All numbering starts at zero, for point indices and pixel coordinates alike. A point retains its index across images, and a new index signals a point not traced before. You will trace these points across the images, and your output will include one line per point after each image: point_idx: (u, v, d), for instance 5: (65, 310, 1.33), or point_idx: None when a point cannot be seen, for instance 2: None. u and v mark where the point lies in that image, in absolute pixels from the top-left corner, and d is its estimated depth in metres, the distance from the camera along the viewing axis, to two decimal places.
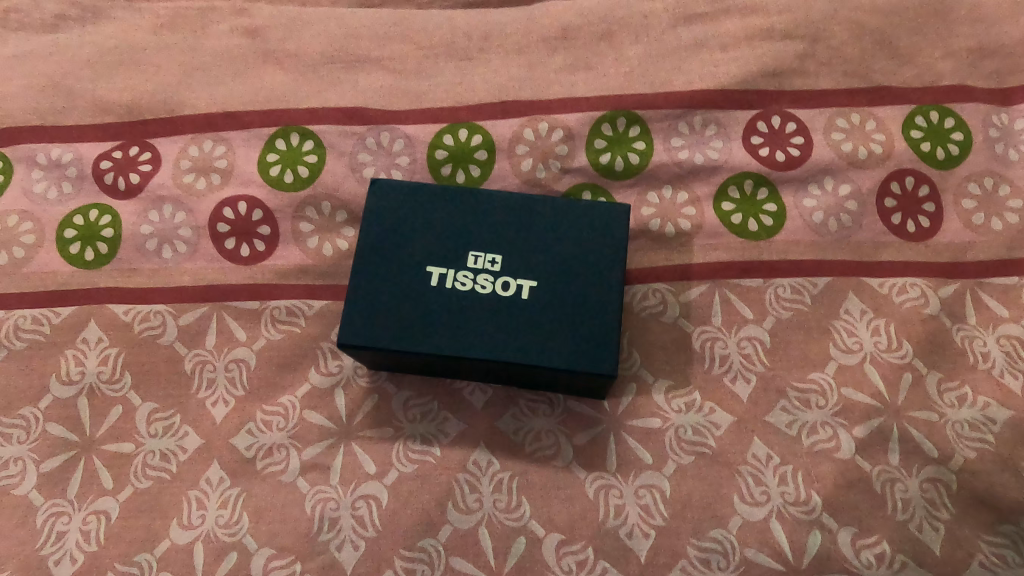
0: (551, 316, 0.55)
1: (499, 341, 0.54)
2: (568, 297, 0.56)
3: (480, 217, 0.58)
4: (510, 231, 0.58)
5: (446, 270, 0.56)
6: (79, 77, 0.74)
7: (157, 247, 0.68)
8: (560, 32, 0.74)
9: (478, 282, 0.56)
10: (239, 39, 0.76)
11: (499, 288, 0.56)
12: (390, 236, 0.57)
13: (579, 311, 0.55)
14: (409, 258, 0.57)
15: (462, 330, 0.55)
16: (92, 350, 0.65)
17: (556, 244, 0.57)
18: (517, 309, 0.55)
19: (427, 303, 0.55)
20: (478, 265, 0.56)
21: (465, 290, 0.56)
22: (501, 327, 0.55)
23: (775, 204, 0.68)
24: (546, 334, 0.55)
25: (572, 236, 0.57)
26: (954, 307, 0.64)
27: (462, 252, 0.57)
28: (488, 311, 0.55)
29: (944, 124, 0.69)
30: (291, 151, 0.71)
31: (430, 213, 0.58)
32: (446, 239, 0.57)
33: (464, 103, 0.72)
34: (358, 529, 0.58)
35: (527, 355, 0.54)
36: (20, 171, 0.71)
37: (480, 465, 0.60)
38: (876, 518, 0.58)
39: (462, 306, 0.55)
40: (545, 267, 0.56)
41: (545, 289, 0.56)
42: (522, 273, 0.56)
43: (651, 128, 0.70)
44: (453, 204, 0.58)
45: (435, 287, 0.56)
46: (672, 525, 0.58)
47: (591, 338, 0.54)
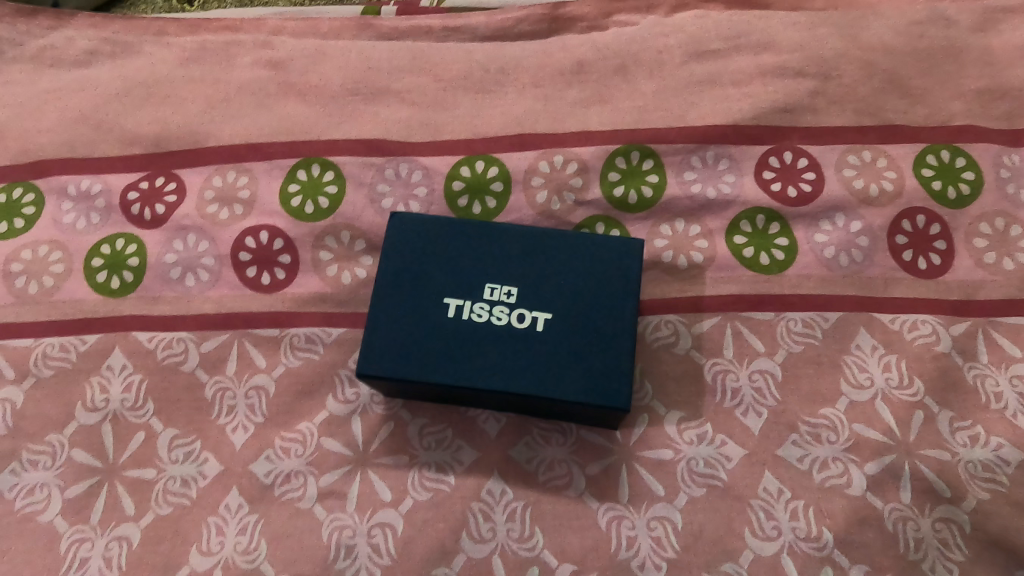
0: (565, 348, 0.56)
1: (514, 373, 0.55)
2: (582, 330, 0.57)
3: (496, 250, 0.60)
4: (526, 264, 0.59)
5: (463, 302, 0.58)
6: (109, 110, 0.77)
7: (181, 276, 0.70)
8: (576, 67, 0.76)
9: (494, 314, 0.57)
10: (262, 71, 0.78)
11: (514, 320, 0.57)
12: (409, 267, 0.59)
13: (593, 344, 0.56)
14: (427, 289, 0.58)
15: (477, 361, 0.56)
16: (116, 377, 0.66)
17: (571, 277, 0.58)
18: (531, 342, 0.56)
19: (444, 334, 0.57)
20: (494, 297, 0.58)
21: (481, 321, 0.57)
22: (517, 359, 0.56)
23: (786, 238, 0.69)
24: (560, 367, 0.56)
25: (586, 269, 0.59)
26: (966, 346, 0.64)
27: (478, 284, 0.58)
28: (504, 343, 0.56)
29: (955, 163, 0.70)
30: (312, 182, 0.73)
31: (448, 246, 0.60)
32: (462, 272, 0.59)
33: (481, 137, 0.74)
34: (373, 557, 0.59)
35: (542, 387, 0.55)
36: (51, 203, 0.74)
37: (494, 494, 0.61)
38: (887, 555, 0.58)
39: (478, 338, 0.56)
40: (560, 299, 0.58)
41: (560, 322, 0.57)
42: (537, 305, 0.57)
43: (664, 162, 0.72)
44: (470, 237, 0.60)
45: (452, 319, 0.57)
46: (684, 558, 0.59)
47: (604, 371, 0.55)
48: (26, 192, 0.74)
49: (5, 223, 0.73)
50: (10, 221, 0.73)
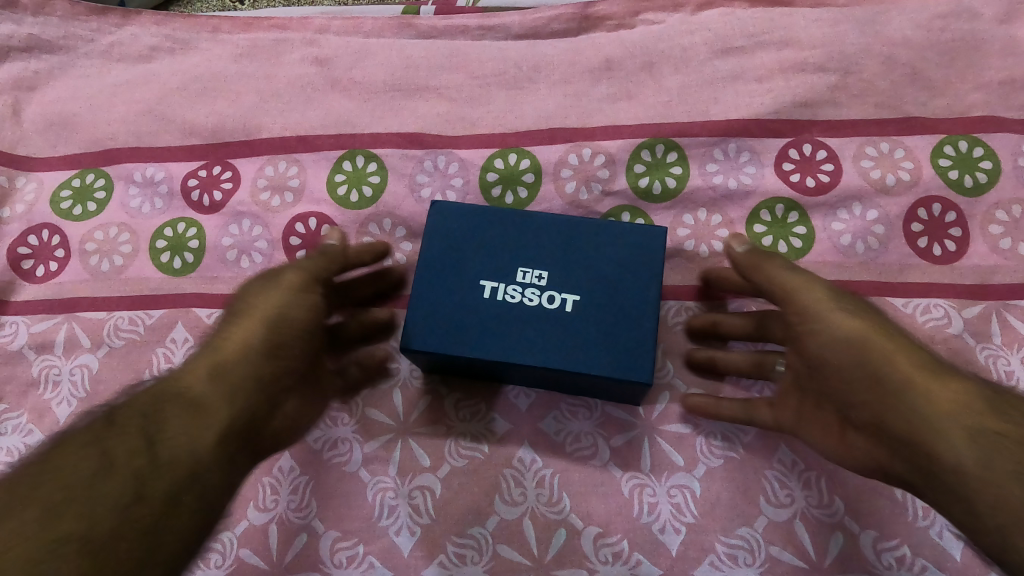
0: (594, 327, 0.61)
1: (546, 350, 0.60)
2: (610, 310, 0.61)
3: (528, 237, 0.64)
4: (556, 249, 0.63)
5: (498, 284, 0.62)
6: (170, 104, 0.83)
7: (237, 258, 0.76)
8: (605, 63, 0.80)
9: (527, 295, 0.62)
10: (309, 68, 0.84)
11: (545, 301, 0.61)
12: (447, 252, 0.64)
13: (621, 323, 0.61)
14: (464, 273, 0.63)
15: (511, 339, 0.61)
16: (179, 349, 0.73)
17: (598, 261, 0.63)
18: (562, 321, 0.61)
19: (481, 314, 0.61)
20: (527, 280, 0.62)
21: (515, 302, 0.61)
22: (548, 337, 0.60)
23: (804, 226, 0.72)
24: (589, 344, 0.60)
25: (613, 253, 0.63)
26: (979, 327, 0.67)
27: (511, 268, 0.63)
28: (536, 322, 0.61)
29: (973, 153, 0.73)
30: (357, 172, 0.78)
31: (483, 232, 0.64)
32: (497, 256, 0.63)
33: (515, 130, 0.78)
34: (414, 516, 0.65)
35: (572, 363, 0.60)
36: (119, 188, 0.81)
37: (524, 461, 0.66)
38: (897, 523, 0.61)
39: (512, 317, 0.61)
40: (588, 282, 0.62)
41: (589, 302, 0.61)
42: (567, 287, 0.62)
43: (687, 154, 0.75)
44: (504, 224, 0.64)
45: (488, 299, 0.62)
46: (703, 523, 0.63)
47: (632, 348, 0.60)
48: (97, 178, 0.81)
49: (79, 207, 0.80)
50: (84, 205, 0.80)
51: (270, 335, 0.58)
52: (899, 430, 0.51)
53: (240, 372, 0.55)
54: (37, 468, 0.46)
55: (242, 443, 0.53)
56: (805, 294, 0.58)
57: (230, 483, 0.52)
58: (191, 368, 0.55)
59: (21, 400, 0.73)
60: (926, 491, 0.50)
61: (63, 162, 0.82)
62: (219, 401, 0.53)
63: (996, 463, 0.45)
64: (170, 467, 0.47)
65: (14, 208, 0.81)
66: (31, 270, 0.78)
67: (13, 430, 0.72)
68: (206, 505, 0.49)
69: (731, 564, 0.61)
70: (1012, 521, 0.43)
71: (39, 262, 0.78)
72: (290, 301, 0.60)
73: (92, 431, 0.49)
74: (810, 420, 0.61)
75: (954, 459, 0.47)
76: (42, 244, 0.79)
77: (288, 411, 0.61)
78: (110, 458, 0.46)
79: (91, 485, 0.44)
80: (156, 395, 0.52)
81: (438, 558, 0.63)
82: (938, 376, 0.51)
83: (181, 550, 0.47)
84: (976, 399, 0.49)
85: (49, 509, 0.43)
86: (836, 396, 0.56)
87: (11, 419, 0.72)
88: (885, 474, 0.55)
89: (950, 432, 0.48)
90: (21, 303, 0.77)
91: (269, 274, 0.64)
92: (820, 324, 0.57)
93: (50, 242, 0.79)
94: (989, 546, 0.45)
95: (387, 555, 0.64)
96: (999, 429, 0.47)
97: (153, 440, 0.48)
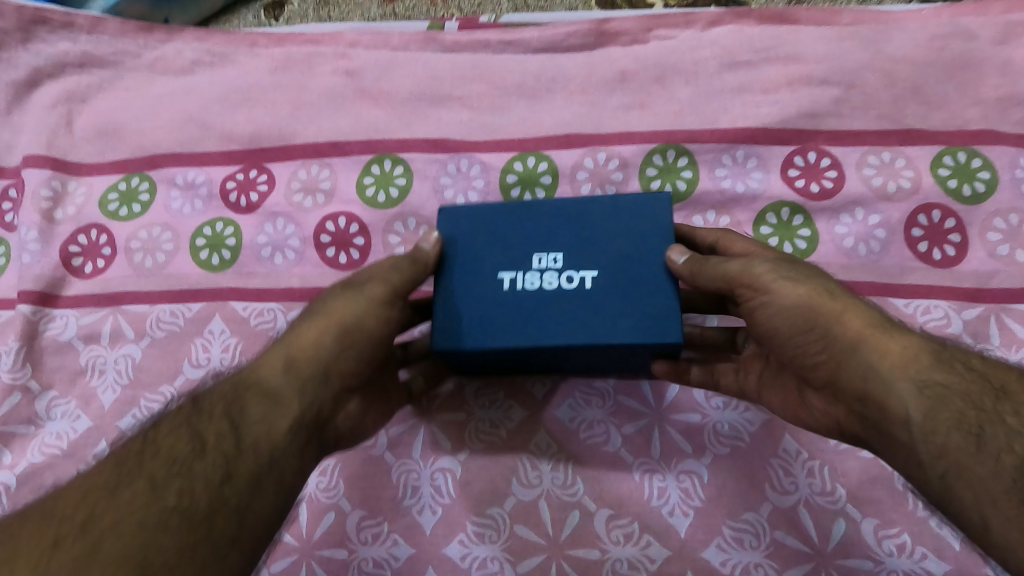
0: (615, 298, 0.63)
1: (575, 327, 0.62)
2: (629, 279, 0.63)
3: (539, 222, 0.66)
4: (571, 233, 0.66)
5: (516, 273, 0.65)
6: (211, 112, 0.88)
7: (271, 255, 0.81)
8: (619, 75, 0.84)
9: (546, 280, 0.64)
10: (340, 79, 0.89)
11: (565, 282, 0.63)
12: (462, 253, 0.66)
13: (643, 291, 0.62)
14: (481, 267, 0.65)
15: (536, 325, 0.62)
16: (216, 340, 0.78)
17: (610, 237, 0.65)
18: (582, 298, 0.63)
19: (505, 304, 0.64)
20: (544, 266, 0.65)
21: (535, 288, 0.64)
22: (575, 316, 0.62)
23: (809, 229, 0.76)
24: (616, 317, 0.62)
25: (623, 227, 0.65)
26: (978, 328, 0.70)
27: (527, 257, 0.65)
28: (559, 303, 0.63)
29: (972, 164, 0.76)
30: (384, 175, 0.83)
31: (496, 227, 0.67)
32: (511, 246, 0.66)
33: (534, 136, 0.83)
34: (436, 497, 0.69)
35: (604, 336, 0.61)
36: (162, 191, 0.86)
37: (540, 447, 0.69)
38: (897, 511, 0.64)
39: (534, 303, 0.63)
40: (603, 259, 0.64)
41: (607, 276, 0.63)
42: (583, 266, 0.64)
43: (697, 160, 0.79)
44: (514, 217, 0.67)
45: (509, 289, 0.64)
46: (710, 507, 0.66)
47: (657, 314, 0.61)
48: (142, 182, 0.87)
49: (125, 208, 0.86)
50: (130, 207, 0.86)
51: (336, 339, 0.62)
52: (855, 388, 0.57)
53: (307, 371, 0.60)
54: (143, 445, 0.53)
55: (311, 434, 0.59)
56: (755, 269, 0.61)
57: (302, 471, 0.58)
58: (267, 360, 0.61)
59: (69, 387, 0.78)
60: (879, 445, 0.57)
61: (111, 167, 0.88)
62: (292, 395, 0.59)
63: (940, 414, 0.52)
64: (252, 453, 0.54)
65: (66, 210, 0.86)
66: (80, 267, 0.83)
67: (62, 415, 0.77)
68: (284, 488, 0.55)
69: (737, 547, 0.64)
70: (953, 466, 0.51)
71: (87, 259, 0.84)
72: (361, 309, 0.63)
73: (184, 415, 0.56)
74: (771, 386, 0.66)
75: (905, 413, 0.53)
76: (90, 243, 0.84)
77: (352, 411, 0.66)
78: (201, 442, 0.53)
79: (188, 466, 0.52)
80: (239, 385, 0.58)
81: (458, 536, 0.67)
82: (889, 333, 0.56)
83: (266, 527, 0.53)
84: (924, 354, 0.55)
85: (154, 484, 0.50)
86: (794, 362, 0.62)
87: (60, 405, 0.77)
88: (839, 428, 0.61)
89: (901, 388, 0.54)
90: (71, 297, 0.82)
91: (350, 280, 0.67)
92: (772, 296, 0.60)
93: (98, 241, 0.84)
94: (931, 491, 0.53)
95: (410, 533, 0.67)
96: (943, 382, 0.53)
97: (237, 427, 0.55)
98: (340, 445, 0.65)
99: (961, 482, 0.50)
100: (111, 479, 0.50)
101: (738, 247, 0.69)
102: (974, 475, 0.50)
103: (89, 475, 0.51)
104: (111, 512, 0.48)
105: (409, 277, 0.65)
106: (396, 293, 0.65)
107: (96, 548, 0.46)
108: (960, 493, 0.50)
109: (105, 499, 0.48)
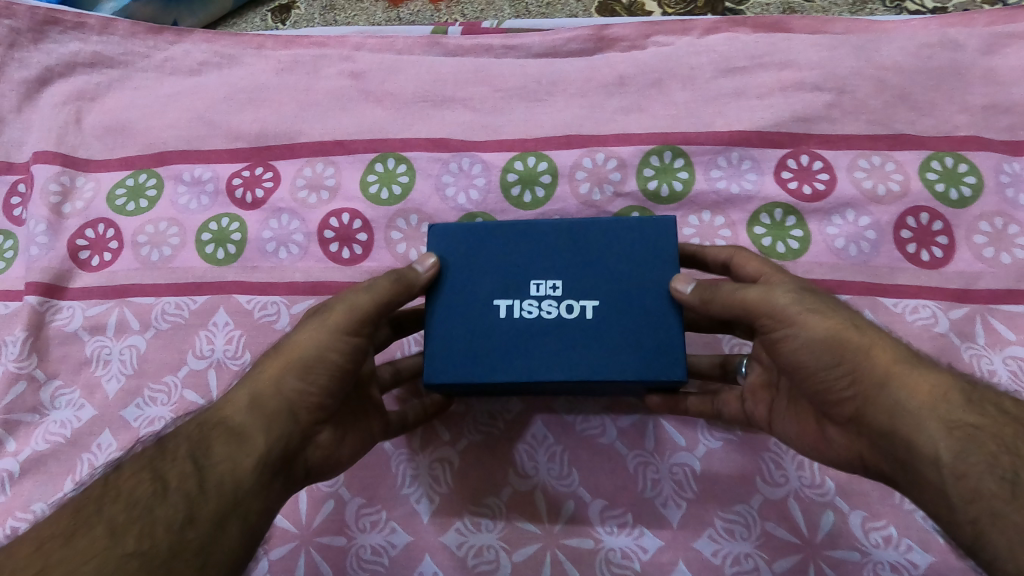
0: (615, 331, 0.63)
1: (573, 360, 0.62)
2: (628, 310, 0.63)
3: (537, 246, 0.65)
4: (570, 258, 0.65)
5: (513, 301, 0.64)
6: (218, 111, 0.90)
7: (275, 249, 0.83)
8: (617, 80, 0.86)
9: (544, 308, 0.64)
10: (345, 81, 0.90)
11: (563, 311, 0.63)
12: (462, 278, 0.65)
13: (643, 324, 0.63)
14: (478, 293, 0.65)
15: (536, 358, 0.63)
16: (220, 331, 0.80)
17: (610, 265, 0.64)
18: (582, 329, 0.63)
19: (502, 335, 0.63)
20: (541, 292, 0.64)
21: (533, 317, 0.64)
22: (574, 348, 0.63)
23: (801, 230, 0.78)
24: (616, 350, 0.62)
25: (622, 253, 0.65)
26: (964, 328, 0.72)
27: (524, 283, 0.64)
28: (558, 333, 0.63)
29: (958, 168, 0.78)
30: (387, 173, 0.85)
31: (494, 251, 0.66)
32: (508, 273, 0.65)
33: (533, 137, 0.85)
34: (434, 486, 0.70)
35: (602, 370, 0.62)
36: (169, 187, 0.88)
37: (537, 437, 0.71)
38: (884, 504, 0.66)
39: (533, 332, 0.63)
40: (602, 287, 0.64)
41: (606, 306, 0.63)
42: (582, 294, 0.64)
43: (693, 161, 0.81)
44: (509, 239, 0.66)
45: (506, 318, 0.64)
46: (702, 499, 0.68)
47: (656, 349, 0.62)
48: (149, 178, 0.88)
49: (132, 203, 0.87)
50: (137, 202, 0.87)
51: (303, 371, 0.61)
52: (881, 425, 0.55)
53: (274, 406, 0.60)
54: (104, 489, 0.53)
55: (280, 471, 0.58)
56: (776, 300, 0.59)
57: (271, 508, 0.57)
58: (233, 397, 0.61)
59: (74, 376, 0.79)
60: (904, 484, 0.55)
61: (119, 163, 0.89)
62: (258, 432, 0.58)
63: (972, 457, 0.50)
64: (215, 491, 0.54)
65: (74, 204, 0.88)
66: (87, 260, 0.85)
67: (66, 404, 0.78)
68: (250, 527, 0.55)
69: (728, 537, 0.66)
70: (988, 512, 0.49)
71: (94, 252, 0.85)
72: (328, 339, 0.62)
73: (148, 457, 0.56)
74: (785, 415, 0.64)
75: (936, 453, 0.52)
76: (98, 236, 0.86)
77: (325, 442, 0.64)
78: (163, 484, 0.53)
79: (148, 510, 0.52)
80: (202, 425, 0.58)
81: (455, 525, 0.68)
82: (917, 369, 0.55)
83: (231, 569, 0.53)
84: (954, 393, 0.53)
85: (112, 529, 0.50)
86: (816, 396, 0.60)
87: (65, 394, 0.78)
88: (862, 464, 0.59)
89: (930, 427, 0.52)
90: (77, 289, 0.83)
91: (321, 308, 0.66)
92: (796, 329, 0.58)
93: (105, 235, 0.86)
94: (963, 537, 0.51)
95: (408, 521, 0.69)
96: (975, 423, 0.52)
97: (200, 467, 0.55)
98: (312, 480, 0.64)
99: (997, 530, 0.49)
100: (68, 526, 0.50)
101: (751, 267, 0.68)
102: (1011, 522, 0.48)
103: (47, 523, 0.51)
104: (64, 560, 0.48)
105: (382, 298, 0.63)
106: (366, 317, 0.63)
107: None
108: (993, 540, 0.49)
109: (59, 548, 0.49)
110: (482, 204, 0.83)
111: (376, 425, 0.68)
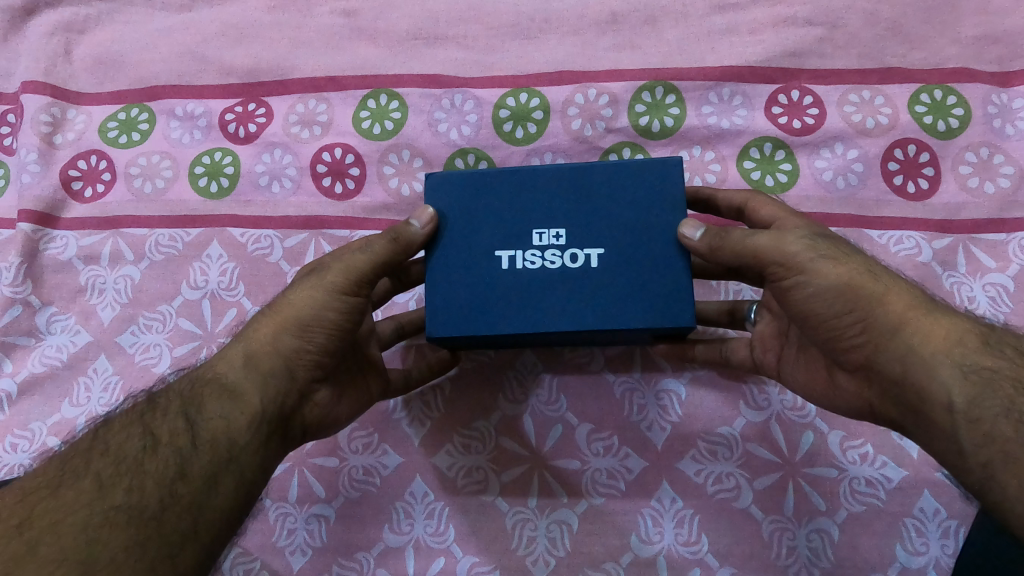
0: (620, 281, 0.61)
1: (579, 310, 0.61)
2: (634, 261, 0.62)
3: (539, 193, 0.63)
4: (575, 205, 0.63)
5: (516, 252, 0.62)
6: (208, 46, 0.89)
7: (268, 183, 0.84)
8: (610, 16, 0.85)
9: (547, 258, 0.62)
10: (337, 19, 0.89)
11: (568, 260, 0.62)
12: (462, 228, 0.63)
13: (647, 275, 0.61)
14: (478, 243, 0.63)
15: (540, 310, 0.61)
16: (214, 263, 0.81)
17: (616, 211, 0.62)
18: (586, 278, 0.61)
19: (506, 286, 0.62)
20: (545, 242, 0.62)
21: (536, 268, 0.62)
22: (579, 298, 0.61)
23: (790, 164, 0.78)
24: (623, 301, 0.61)
25: (630, 201, 0.62)
26: (946, 257, 0.74)
27: (526, 232, 0.63)
28: (562, 283, 0.62)
29: (947, 101, 0.78)
30: (380, 108, 0.85)
31: (495, 199, 0.63)
32: (509, 222, 0.63)
33: (526, 72, 0.85)
34: (425, 410, 0.72)
35: (608, 322, 0.61)
36: (161, 121, 0.88)
37: (526, 364, 0.72)
38: (862, 424, 0.68)
39: (537, 283, 0.62)
40: (608, 236, 0.62)
41: (612, 255, 0.62)
42: (587, 242, 0.62)
43: (685, 97, 0.81)
44: (510, 187, 0.63)
45: (508, 269, 0.62)
46: (686, 422, 0.70)
47: (659, 301, 0.61)
48: (141, 112, 0.88)
49: (124, 136, 0.87)
50: (129, 135, 0.87)
51: (299, 330, 0.61)
52: (892, 372, 0.55)
53: (269, 366, 0.60)
54: (92, 442, 0.54)
55: (275, 430, 0.59)
56: (789, 246, 0.57)
57: (266, 466, 0.58)
58: (227, 354, 0.61)
59: (70, 304, 0.81)
60: (914, 430, 0.55)
61: (110, 97, 0.89)
62: (252, 391, 0.59)
63: (987, 401, 0.50)
64: (207, 448, 0.55)
65: (65, 136, 0.88)
66: (80, 192, 0.85)
67: (62, 330, 0.80)
68: (244, 483, 0.56)
69: (711, 458, 0.68)
70: (999, 455, 0.49)
71: (87, 184, 0.85)
72: (324, 299, 0.61)
73: (139, 413, 0.57)
74: (792, 364, 0.65)
75: (949, 400, 0.51)
76: (90, 168, 0.86)
77: (322, 402, 0.64)
78: (153, 439, 0.55)
79: (138, 464, 0.53)
80: (194, 382, 0.59)
81: (445, 447, 0.71)
82: (933, 315, 0.54)
83: (224, 524, 0.54)
84: (970, 337, 0.53)
85: (100, 483, 0.51)
86: (827, 346, 0.59)
87: (60, 320, 0.80)
88: (871, 413, 0.59)
89: (944, 372, 0.52)
90: (71, 220, 0.84)
91: (317, 266, 0.64)
92: (808, 277, 0.57)
93: (98, 167, 0.86)
94: (971, 481, 0.51)
95: (400, 443, 0.71)
96: (992, 367, 0.51)
97: (192, 423, 0.56)
98: (309, 437, 0.65)
99: (1006, 469, 0.49)
100: (56, 477, 0.52)
101: (765, 212, 0.67)
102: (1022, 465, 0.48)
103: (34, 475, 0.52)
104: (49, 512, 0.49)
105: (378, 259, 0.62)
106: (362, 277, 0.62)
107: (32, 548, 0.47)
108: (1004, 482, 0.49)
109: (45, 501, 0.50)
110: (475, 138, 0.83)
111: (374, 383, 0.69)
